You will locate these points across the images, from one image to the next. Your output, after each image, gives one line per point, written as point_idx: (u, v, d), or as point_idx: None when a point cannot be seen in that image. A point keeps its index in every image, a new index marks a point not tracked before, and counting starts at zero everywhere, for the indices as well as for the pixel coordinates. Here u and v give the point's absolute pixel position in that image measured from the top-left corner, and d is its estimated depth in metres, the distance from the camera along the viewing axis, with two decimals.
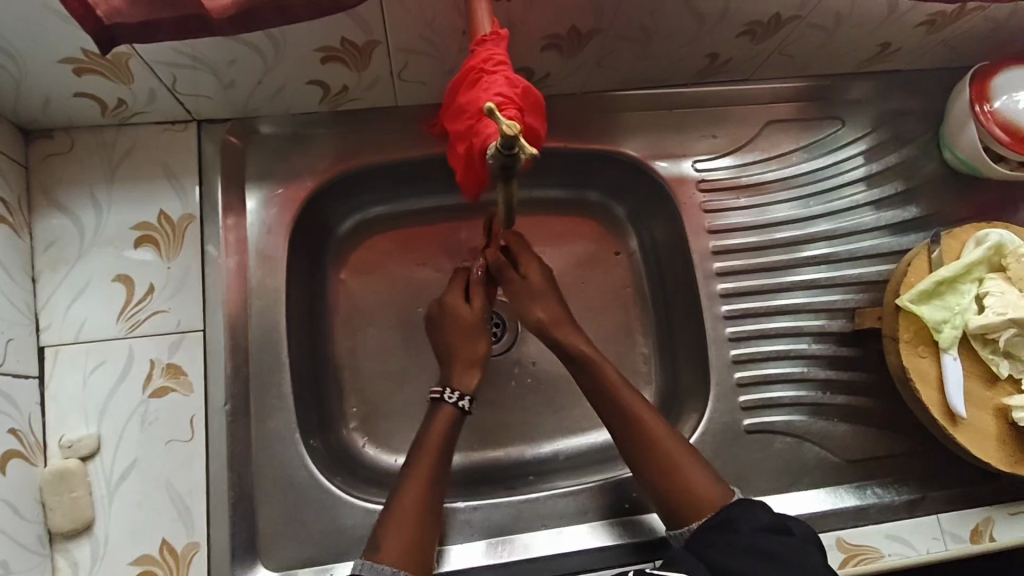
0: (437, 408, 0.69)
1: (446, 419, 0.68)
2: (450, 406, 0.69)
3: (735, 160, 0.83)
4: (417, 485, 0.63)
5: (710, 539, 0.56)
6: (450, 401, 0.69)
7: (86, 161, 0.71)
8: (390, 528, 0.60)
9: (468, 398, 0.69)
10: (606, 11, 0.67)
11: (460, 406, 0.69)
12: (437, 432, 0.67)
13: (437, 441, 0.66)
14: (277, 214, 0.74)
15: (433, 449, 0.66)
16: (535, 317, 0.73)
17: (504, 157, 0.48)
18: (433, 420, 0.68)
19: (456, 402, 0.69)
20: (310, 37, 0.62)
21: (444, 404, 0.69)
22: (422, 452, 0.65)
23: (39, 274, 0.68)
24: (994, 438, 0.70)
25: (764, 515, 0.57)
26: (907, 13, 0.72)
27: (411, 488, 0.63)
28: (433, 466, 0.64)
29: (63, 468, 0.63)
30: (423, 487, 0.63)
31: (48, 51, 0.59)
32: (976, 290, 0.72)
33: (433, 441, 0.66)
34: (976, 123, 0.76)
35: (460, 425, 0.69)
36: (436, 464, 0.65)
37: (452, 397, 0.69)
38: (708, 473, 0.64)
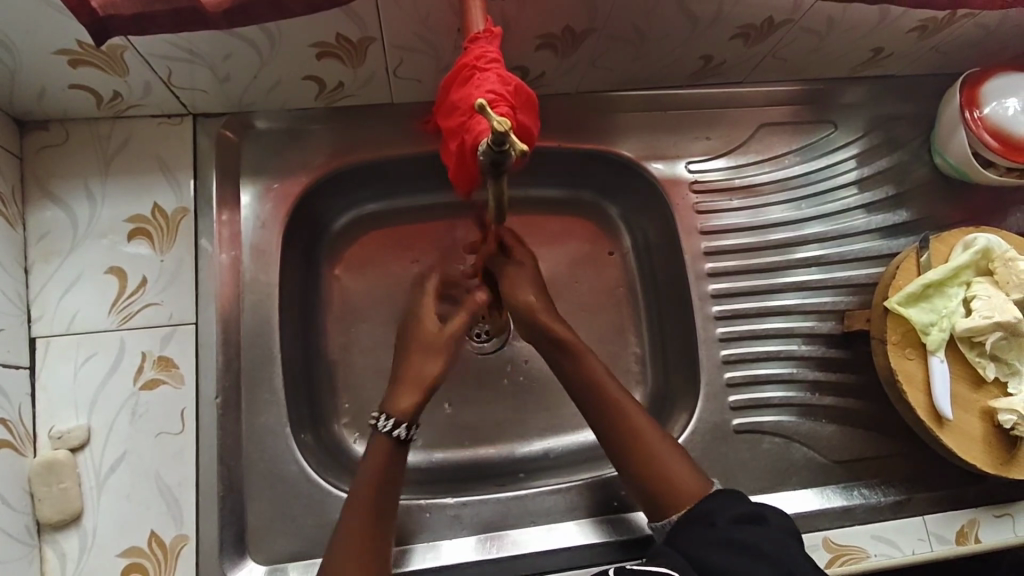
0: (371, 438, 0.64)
1: (382, 452, 0.63)
2: (382, 437, 0.63)
3: (729, 162, 0.84)
4: (362, 518, 0.61)
5: (686, 534, 0.57)
6: (383, 430, 0.63)
7: (80, 154, 0.71)
8: (336, 566, 0.58)
9: (405, 426, 0.64)
10: (600, 11, 0.67)
11: (396, 435, 0.63)
12: (372, 470, 0.62)
13: (377, 470, 0.63)
14: (272, 209, 0.74)
15: (374, 472, 0.62)
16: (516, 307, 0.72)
17: (495, 153, 0.49)
18: (367, 457, 0.63)
19: (388, 431, 0.63)
20: (305, 32, 0.63)
21: (378, 433, 0.64)
22: (361, 477, 0.62)
23: (31, 266, 0.68)
24: (979, 440, 0.70)
25: (737, 508, 0.58)
26: (898, 19, 0.73)
27: (356, 519, 0.60)
28: (374, 493, 0.62)
29: (53, 460, 0.63)
30: (367, 514, 0.61)
31: (43, 42, 0.59)
32: (964, 293, 0.72)
33: (371, 469, 0.63)
34: (966, 128, 0.77)
35: (401, 456, 0.64)
36: (376, 488, 0.62)
37: (385, 425, 0.63)
38: (688, 466, 0.65)
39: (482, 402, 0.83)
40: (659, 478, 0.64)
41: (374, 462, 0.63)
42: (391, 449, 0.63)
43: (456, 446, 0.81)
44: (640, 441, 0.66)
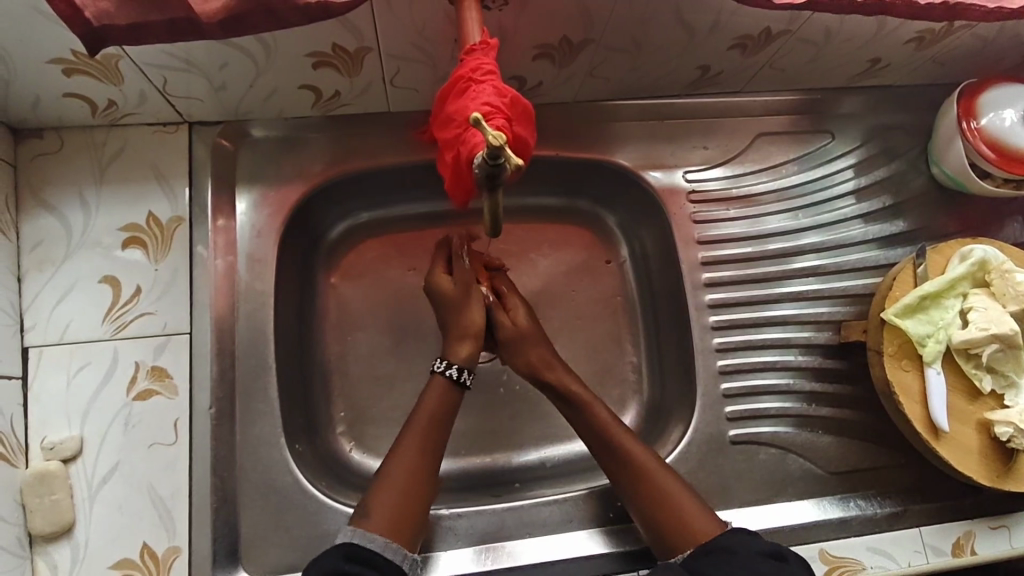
0: (431, 379, 0.71)
1: (440, 390, 0.70)
2: (441, 378, 0.70)
3: (726, 171, 0.83)
4: (414, 454, 0.65)
5: (708, 558, 0.59)
6: (440, 371, 0.71)
7: (75, 162, 0.70)
8: (385, 495, 0.62)
9: (462, 368, 0.71)
10: (598, 22, 0.67)
11: (453, 376, 0.70)
12: (430, 405, 0.69)
13: (432, 410, 0.68)
14: (267, 217, 0.74)
15: (429, 410, 0.68)
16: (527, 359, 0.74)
17: (489, 167, 0.48)
18: (428, 393, 0.70)
19: (444, 372, 0.70)
20: (301, 42, 0.62)
21: (439, 375, 0.70)
22: (418, 414, 0.68)
23: (24, 274, 0.67)
24: (975, 452, 0.70)
25: (759, 540, 0.59)
26: (895, 30, 0.73)
27: (408, 454, 0.65)
28: (428, 430, 0.67)
29: (44, 471, 0.63)
30: (420, 450, 0.66)
31: (38, 52, 0.59)
32: (960, 305, 0.72)
33: (429, 407, 0.69)
34: (963, 138, 0.77)
35: (457, 397, 0.70)
36: (433, 424, 0.68)
37: (441, 367, 0.71)
38: (699, 504, 0.65)
39: (478, 411, 0.83)
40: (673, 521, 0.64)
41: (433, 400, 0.69)
42: (448, 388, 0.70)
43: (452, 456, 0.81)
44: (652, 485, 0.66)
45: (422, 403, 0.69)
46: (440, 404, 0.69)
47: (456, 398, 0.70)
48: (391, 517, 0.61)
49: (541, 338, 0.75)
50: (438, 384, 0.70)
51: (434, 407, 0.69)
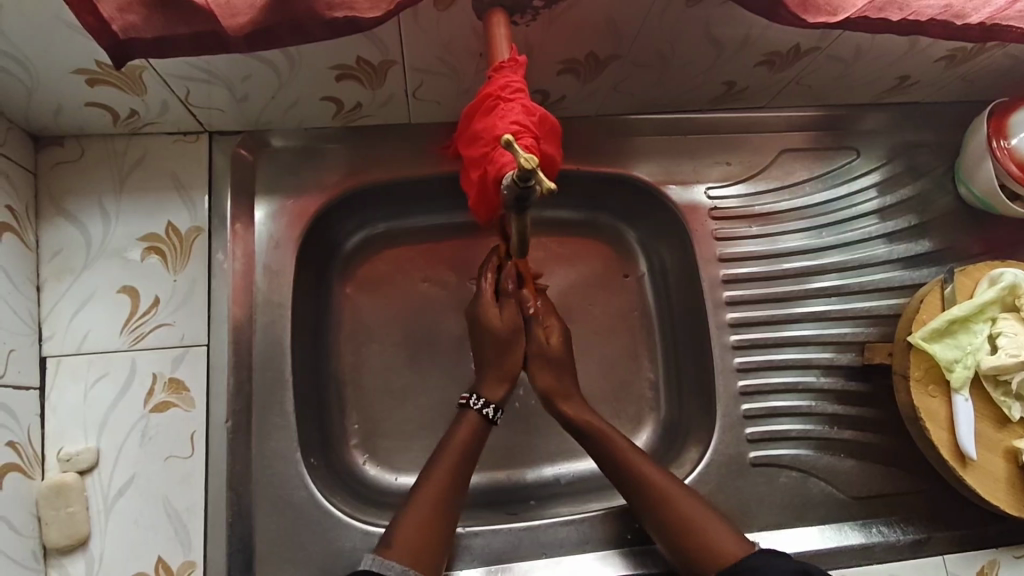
0: (462, 414, 0.70)
1: (470, 424, 0.69)
2: (474, 414, 0.70)
3: (747, 188, 0.82)
4: (445, 474, 0.66)
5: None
6: (473, 408, 0.70)
7: (95, 171, 0.70)
8: (405, 529, 0.62)
9: (494, 408, 0.71)
10: (625, 37, 0.66)
11: (484, 414, 0.70)
12: (458, 443, 0.68)
13: (460, 448, 0.68)
14: (285, 228, 0.73)
15: (457, 449, 0.68)
16: (544, 384, 0.73)
17: (519, 188, 0.48)
18: (457, 427, 0.69)
19: (478, 410, 0.70)
20: (325, 55, 0.62)
21: (470, 412, 0.70)
22: (447, 448, 0.68)
23: (43, 283, 0.67)
24: (1003, 481, 0.69)
25: (786, 561, 0.57)
26: (927, 48, 0.72)
27: (433, 486, 0.65)
28: (455, 468, 0.66)
29: (60, 482, 0.62)
30: (447, 480, 0.65)
31: (62, 62, 0.58)
32: (989, 330, 0.71)
33: (459, 443, 0.68)
34: (993, 158, 0.75)
35: (486, 433, 0.70)
36: (461, 458, 0.67)
37: (476, 405, 0.70)
38: (724, 525, 0.63)
39: (493, 426, 0.82)
40: (703, 552, 0.62)
41: (462, 436, 0.68)
42: (476, 424, 0.69)
43: None
44: (673, 506, 0.65)
45: (449, 440, 0.68)
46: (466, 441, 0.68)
47: (485, 431, 0.70)
48: (413, 547, 0.60)
49: (566, 366, 0.73)
50: (466, 421, 0.70)
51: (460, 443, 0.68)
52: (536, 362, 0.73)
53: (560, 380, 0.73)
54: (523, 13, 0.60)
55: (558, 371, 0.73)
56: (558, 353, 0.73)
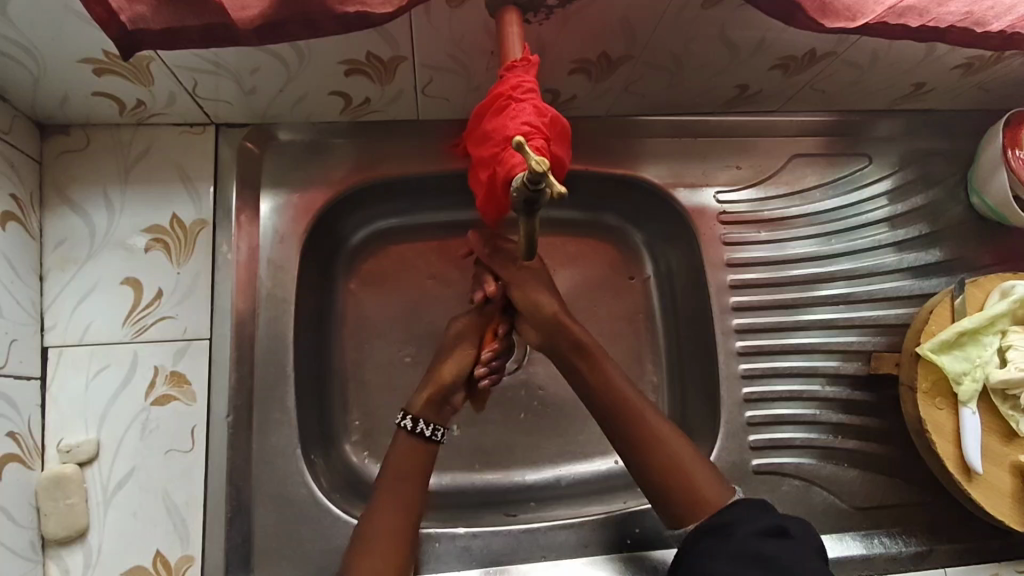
0: (397, 436, 0.67)
1: (406, 449, 0.66)
2: (406, 435, 0.67)
3: (757, 193, 0.81)
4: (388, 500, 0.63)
5: (710, 547, 0.57)
6: (406, 429, 0.67)
7: (100, 161, 0.70)
8: (367, 554, 0.60)
9: (438, 428, 0.67)
10: (638, 38, 0.65)
11: (431, 437, 0.67)
12: (403, 467, 0.65)
13: (410, 471, 0.65)
14: (290, 222, 0.72)
15: (404, 474, 0.65)
16: (551, 308, 0.69)
17: (530, 191, 0.47)
18: (394, 453, 0.66)
19: (405, 426, 0.67)
20: (335, 50, 0.61)
21: (411, 436, 0.66)
22: (388, 469, 0.65)
23: (46, 273, 0.67)
24: (1008, 496, 0.68)
25: (765, 516, 0.58)
26: (944, 56, 0.71)
27: (387, 509, 0.63)
28: (403, 496, 0.63)
29: (60, 474, 0.62)
30: (397, 502, 0.63)
31: (69, 51, 0.58)
32: (998, 342, 0.70)
33: (397, 469, 0.65)
34: (1007, 169, 0.74)
35: (429, 455, 0.66)
36: (405, 484, 0.64)
37: (407, 423, 0.67)
38: (705, 467, 0.64)
39: (495, 426, 0.81)
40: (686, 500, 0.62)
41: (404, 463, 0.65)
42: (413, 444, 0.66)
43: (466, 470, 0.79)
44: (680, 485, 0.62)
45: (387, 467, 0.65)
46: (409, 467, 0.65)
47: (429, 453, 0.67)
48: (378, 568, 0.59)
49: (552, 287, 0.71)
50: (406, 443, 0.66)
51: (405, 466, 0.65)
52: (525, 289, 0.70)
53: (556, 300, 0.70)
54: (536, 12, 0.59)
55: (535, 287, 0.70)
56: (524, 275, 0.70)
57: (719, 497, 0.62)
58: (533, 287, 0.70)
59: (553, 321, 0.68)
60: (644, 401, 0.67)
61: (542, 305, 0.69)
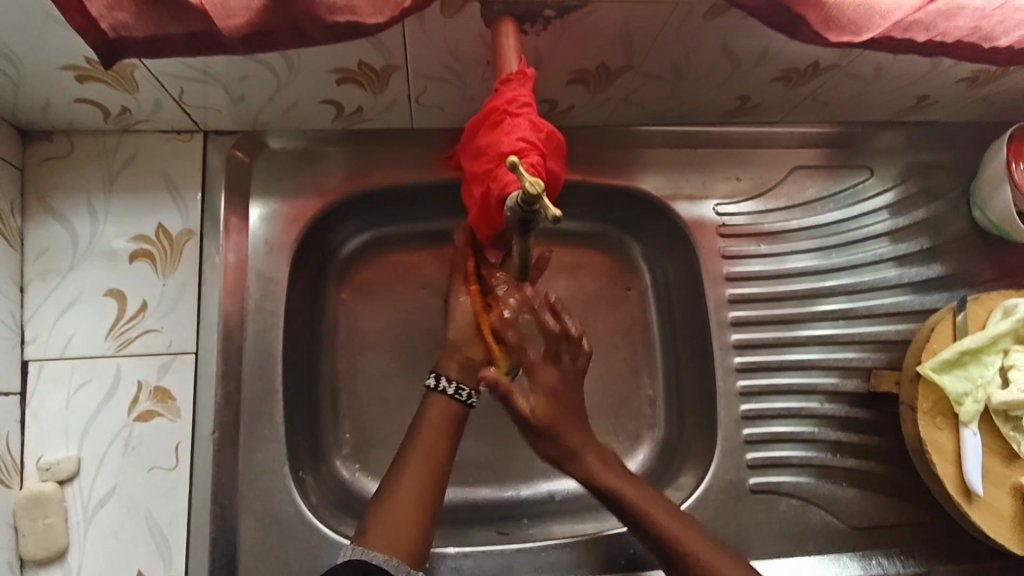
0: (425, 398, 0.64)
1: (439, 406, 0.63)
2: (441, 397, 0.63)
3: (757, 206, 0.80)
4: (422, 459, 0.59)
5: None
6: (437, 389, 0.63)
7: (83, 168, 0.68)
8: (390, 512, 0.56)
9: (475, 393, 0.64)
10: (637, 50, 0.63)
11: (467, 402, 0.63)
12: (435, 426, 0.62)
13: (438, 431, 0.61)
14: (280, 232, 0.70)
15: (436, 430, 0.61)
16: (563, 445, 0.62)
17: (525, 211, 0.46)
18: (426, 410, 0.63)
19: (440, 388, 0.63)
20: (326, 59, 0.59)
21: (434, 392, 0.63)
22: (422, 429, 0.61)
23: (27, 284, 0.65)
24: (1009, 519, 0.67)
25: None
26: (948, 69, 0.70)
27: (418, 465, 0.59)
28: (432, 458, 0.60)
29: (39, 493, 0.60)
30: (429, 463, 0.60)
31: (50, 58, 0.56)
32: (1000, 361, 0.69)
33: (433, 427, 0.61)
34: (1012, 185, 0.73)
35: (460, 415, 0.63)
36: (441, 445, 0.61)
37: (438, 385, 0.63)
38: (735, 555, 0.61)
39: (490, 440, 0.80)
40: None
41: (433, 419, 0.62)
42: (445, 403, 0.63)
43: (458, 486, 0.78)
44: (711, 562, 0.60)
45: (422, 423, 0.62)
46: (445, 423, 0.62)
47: (461, 415, 0.63)
48: (394, 533, 0.55)
49: (574, 409, 0.62)
50: (435, 402, 0.63)
51: (438, 426, 0.62)
52: (547, 440, 0.62)
53: (574, 435, 0.62)
54: (533, 22, 0.58)
55: (564, 429, 0.62)
56: (550, 424, 0.61)
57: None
58: (569, 429, 0.62)
59: (566, 456, 0.62)
60: (650, 494, 0.63)
61: (569, 443, 0.62)
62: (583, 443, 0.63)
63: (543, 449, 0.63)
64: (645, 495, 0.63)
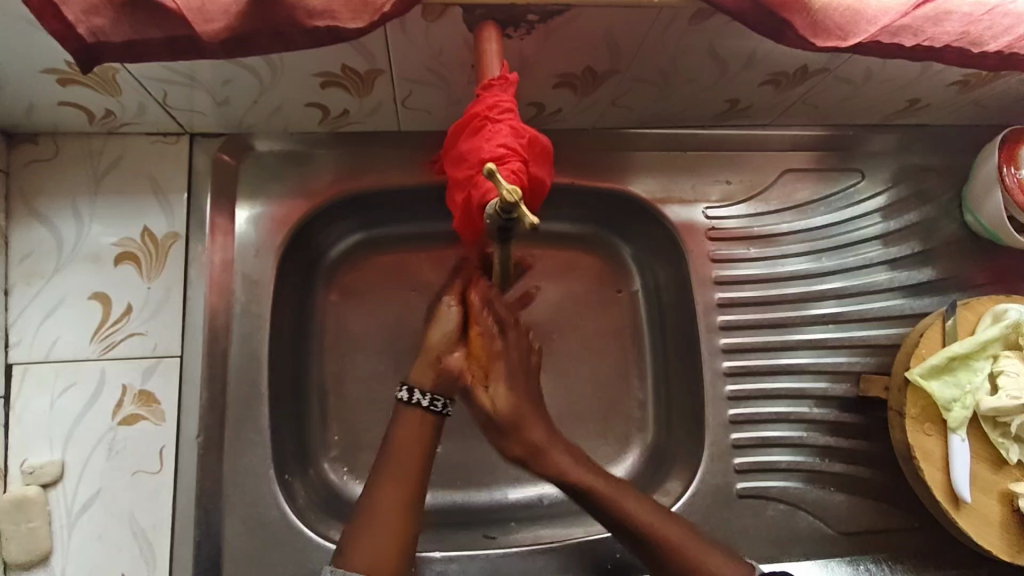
0: (397, 411, 0.62)
1: (413, 419, 0.61)
2: (417, 409, 0.61)
3: (748, 209, 0.79)
4: (396, 477, 0.59)
5: None
6: (407, 401, 0.61)
7: (68, 171, 0.68)
8: (365, 535, 0.56)
9: (445, 401, 0.62)
10: (623, 54, 0.63)
11: (438, 410, 0.62)
12: (411, 438, 0.60)
13: (416, 443, 0.60)
14: (267, 235, 0.70)
15: (410, 443, 0.60)
16: (523, 440, 0.60)
17: (504, 219, 0.45)
18: (398, 424, 0.61)
19: (413, 401, 0.61)
20: (310, 63, 0.59)
21: (408, 407, 0.61)
22: (396, 444, 0.60)
23: (12, 287, 0.65)
24: (997, 526, 0.67)
25: None
26: (939, 73, 0.69)
27: (393, 482, 0.58)
28: (408, 472, 0.59)
29: (22, 497, 0.60)
30: (404, 480, 0.59)
31: (30, 62, 0.56)
32: (990, 367, 0.68)
33: (407, 443, 0.60)
34: (1003, 189, 0.72)
35: (435, 425, 0.62)
36: (415, 458, 0.60)
37: (409, 396, 0.62)
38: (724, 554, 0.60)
39: (478, 444, 0.80)
40: None
41: (408, 434, 0.61)
42: (416, 415, 0.61)
43: (446, 488, 0.77)
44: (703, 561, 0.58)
45: (395, 439, 0.61)
46: (419, 437, 0.61)
47: (436, 427, 0.62)
48: (371, 557, 0.55)
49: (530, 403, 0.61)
50: (407, 414, 0.61)
51: (412, 441, 0.60)
52: (509, 431, 0.60)
53: (537, 431, 0.60)
54: (516, 27, 0.57)
55: (522, 417, 0.60)
56: (510, 415, 0.60)
57: None
58: (530, 419, 0.61)
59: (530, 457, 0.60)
60: (636, 496, 0.61)
61: (532, 438, 0.60)
62: (547, 437, 0.61)
63: (505, 447, 0.61)
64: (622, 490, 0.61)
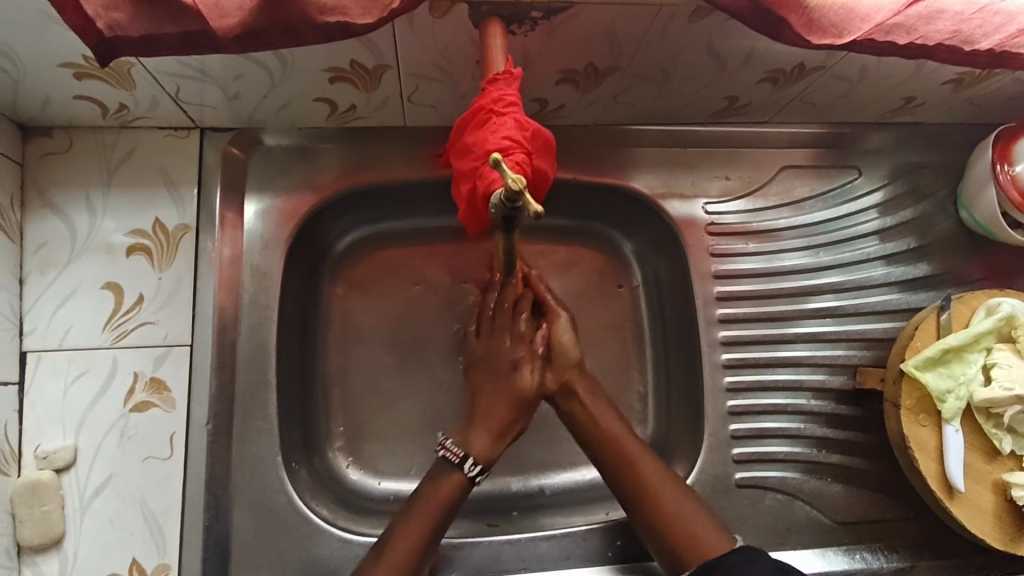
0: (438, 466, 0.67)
1: (449, 481, 0.65)
2: (458, 474, 0.66)
3: (747, 205, 0.81)
4: (418, 530, 0.62)
5: None
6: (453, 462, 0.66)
7: (82, 164, 0.69)
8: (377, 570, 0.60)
9: (479, 467, 0.67)
10: (625, 51, 0.65)
11: (472, 475, 0.66)
12: (436, 501, 0.64)
13: (436, 506, 0.64)
14: (276, 228, 0.71)
15: (437, 502, 0.64)
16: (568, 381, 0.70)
17: (508, 207, 0.47)
18: (434, 480, 0.66)
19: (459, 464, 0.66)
20: (319, 58, 0.60)
21: (454, 468, 0.66)
22: (428, 495, 0.65)
23: (26, 276, 0.66)
24: (990, 515, 0.68)
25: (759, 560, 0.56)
26: (934, 71, 0.71)
27: (413, 531, 0.62)
28: (430, 527, 0.63)
29: (36, 481, 0.62)
30: (423, 532, 0.62)
31: (48, 56, 0.57)
32: (983, 359, 0.70)
33: (440, 496, 0.64)
34: (997, 185, 0.74)
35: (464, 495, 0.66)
36: (439, 516, 0.63)
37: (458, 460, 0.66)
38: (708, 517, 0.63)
39: None
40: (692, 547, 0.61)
41: (439, 491, 0.65)
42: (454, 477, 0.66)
43: None
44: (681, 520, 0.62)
45: (429, 492, 0.65)
46: (448, 496, 0.65)
47: (462, 490, 0.66)
48: None
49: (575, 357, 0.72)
50: (446, 476, 0.66)
51: (439, 496, 0.64)
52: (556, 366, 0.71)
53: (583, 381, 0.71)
54: (521, 24, 0.59)
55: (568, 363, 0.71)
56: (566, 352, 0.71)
57: (719, 540, 0.61)
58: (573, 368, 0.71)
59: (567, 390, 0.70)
60: (644, 452, 0.68)
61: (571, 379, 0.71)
62: (581, 384, 0.71)
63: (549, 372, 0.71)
64: (601, 405, 0.70)
